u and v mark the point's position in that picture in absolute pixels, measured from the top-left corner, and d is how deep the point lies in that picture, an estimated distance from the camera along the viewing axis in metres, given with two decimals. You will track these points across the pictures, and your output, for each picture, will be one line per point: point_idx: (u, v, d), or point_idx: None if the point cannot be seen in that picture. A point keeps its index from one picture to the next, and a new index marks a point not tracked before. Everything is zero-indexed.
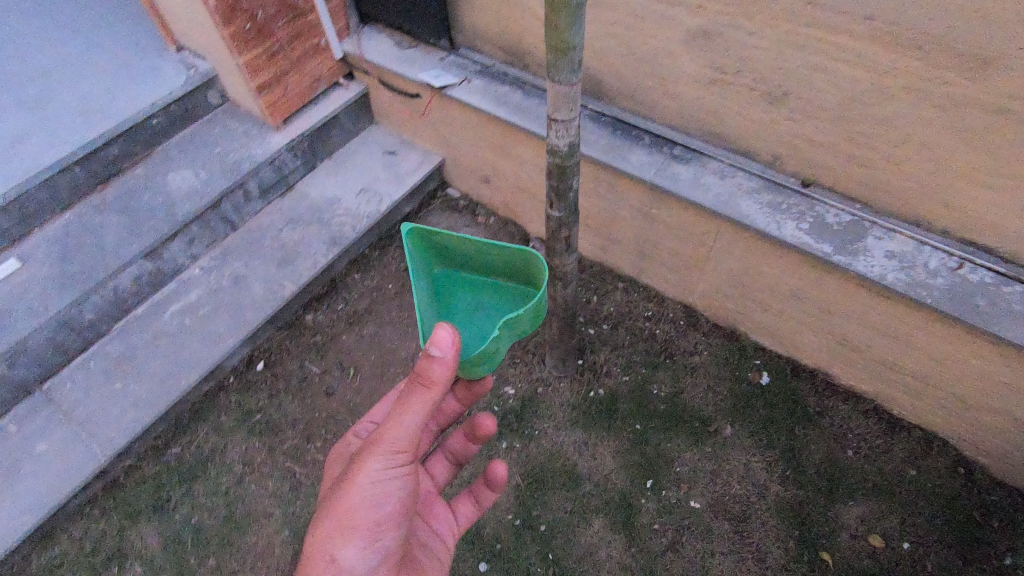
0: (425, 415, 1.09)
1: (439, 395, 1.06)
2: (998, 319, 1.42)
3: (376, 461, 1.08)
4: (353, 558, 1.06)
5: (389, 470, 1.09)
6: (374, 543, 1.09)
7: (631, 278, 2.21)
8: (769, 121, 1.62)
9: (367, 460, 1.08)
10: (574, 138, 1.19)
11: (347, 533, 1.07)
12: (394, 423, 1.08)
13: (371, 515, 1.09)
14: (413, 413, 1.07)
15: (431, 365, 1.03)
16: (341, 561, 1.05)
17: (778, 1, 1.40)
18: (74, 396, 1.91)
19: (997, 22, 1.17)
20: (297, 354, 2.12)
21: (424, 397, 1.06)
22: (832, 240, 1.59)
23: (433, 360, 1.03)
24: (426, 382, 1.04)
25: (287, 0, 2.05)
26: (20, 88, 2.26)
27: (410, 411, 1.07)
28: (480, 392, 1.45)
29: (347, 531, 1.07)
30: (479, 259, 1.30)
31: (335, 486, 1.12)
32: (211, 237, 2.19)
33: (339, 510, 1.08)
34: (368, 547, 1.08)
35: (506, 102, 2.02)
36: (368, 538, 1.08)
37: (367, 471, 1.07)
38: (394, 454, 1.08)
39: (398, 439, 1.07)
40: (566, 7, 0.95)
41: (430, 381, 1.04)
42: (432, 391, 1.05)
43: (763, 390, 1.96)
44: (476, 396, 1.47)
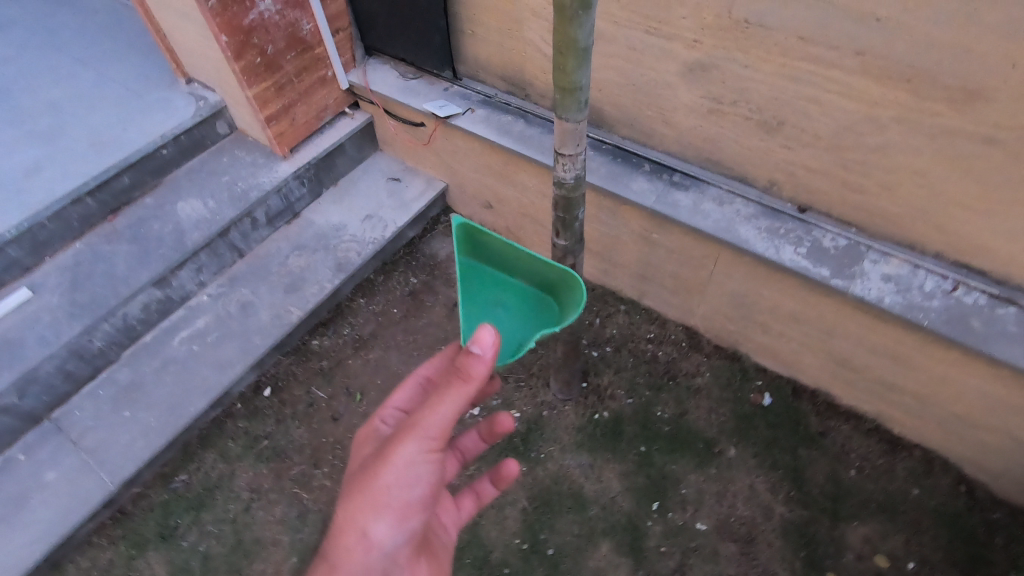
0: (464, 404, 1.04)
1: (478, 386, 1.02)
2: (994, 340, 1.46)
3: (411, 446, 1.03)
4: (382, 539, 1.03)
5: (422, 456, 1.04)
6: (403, 527, 1.05)
7: (633, 301, 2.25)
8: (765, 149, 1.68)
9: (401, 443, 1.03)
10: (580, 171, 1.23)
11: (378, 517, 1.03)
12: (431, 409, 1.02)
13: (401, 498, 1.04)
14: (453, 401, 1.02)
15: (472, 355, 1.00)
16: (371, 542, 1.02)
17: (771, 37, 1.45)
18: (83, 425, 1.92)
19: (981, 57, 1.22)
20: (304, 379, 2.14)
21: (464, 387, 1.02)
22: (829, 264, 1.63)
23: (476, 353, 1.00)
24: (466, 373, 1.01)
25: (296, 35, 2.11)
26: (32, 121, 2.31)
27: (450, 399, 1.02)
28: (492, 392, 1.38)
29: (377, 512, 1.02)
30: (507, 257, 1.28)
31: (364, 467, 1.07)
32: (219, 264, 2.23)
33: (369, 490, 1.03)
34: (397, 530, 1.04)
35: (509, 131, 2.08)
36: (398, 520, 1.04)
37: (400, 453, 1.03)
38: (429, 440, 1.03)
39: (435, 425, 1.02)
40: (573, 51, 1.00)
41: (471, 371, 1.01)
42: (471, 381, 1.01)
43: (765, 411, 1.98)
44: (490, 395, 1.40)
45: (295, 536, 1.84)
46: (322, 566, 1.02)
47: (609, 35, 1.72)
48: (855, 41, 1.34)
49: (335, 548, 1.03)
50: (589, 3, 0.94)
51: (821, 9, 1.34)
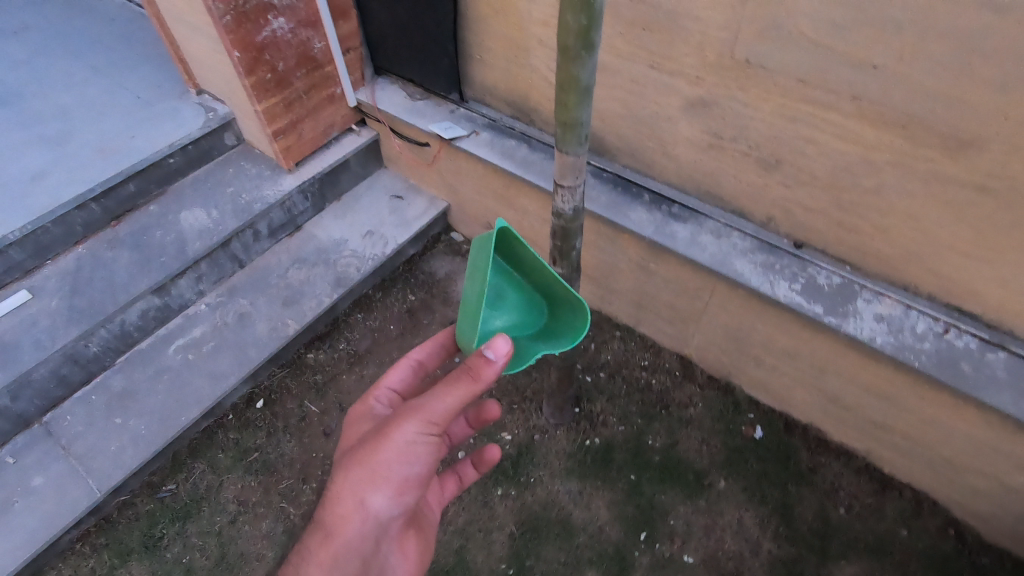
0: (466, 400, 1.09)
1: (483, 389, 1.06)
2: (984, 386, 1.47)
3: (412, 429, 1.09)
4: (379, 505, 1.14)
5: (422, 438, 1.11)
6: (398, 497, 1.15)
7: (628, 327, 2.26)
8: (763, 185, 1.70)
9: (403, 425, 1.10)
10: (579, 203, 1.25)
11: (377, 486, 1.12)
12: (435, 398, 1.08)
13: (399, 473, 1.13)
14: (456, 394, 1.07)
15: (485, 359, 1.02)
16: (369, 507, 1.13)
17: (771, 77, 1.48)
18: (74, 430, 1.92)
19: (974, 108, 1.25)
20: (297, 393, 2.15)
21: (469, 386, 1.05)
22: (822, 301, 1.65)
23: (488, 361, 1.02)
24: (474, 376, 1.04)
25: (307, 53, 2.16)
26: (43, 126, 2.34)
27: (453, 395, 1.07)
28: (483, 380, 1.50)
29: (376, 482, 1.12)
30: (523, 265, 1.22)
31: (366, 440, 1.15)
32: (219, 274, 2.25)
33: (369, 463, 1.11)
34: (393, 498, 1.15)
35: (512, 156, 2.11)
36: (394, 490, 1.14)
37: (402, 434, 1.10)
38: (430, 426, 1.10)
39: (436, 414, 1.08)
40: (575, 89, 1.02)
41: (480, 376, 1.03)
42: (476, 384, 1.05)
43: (757, 444, 1.99)
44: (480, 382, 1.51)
45: (279, 552, 1.83)
46: (323, 520, 1.13)
47: (614, 67, 1.76)
48: (852, 86, 1.37)
49: (335, 510, 1.12)
50: (593, 44, 0.96)
51: (820, 54, 1.37)
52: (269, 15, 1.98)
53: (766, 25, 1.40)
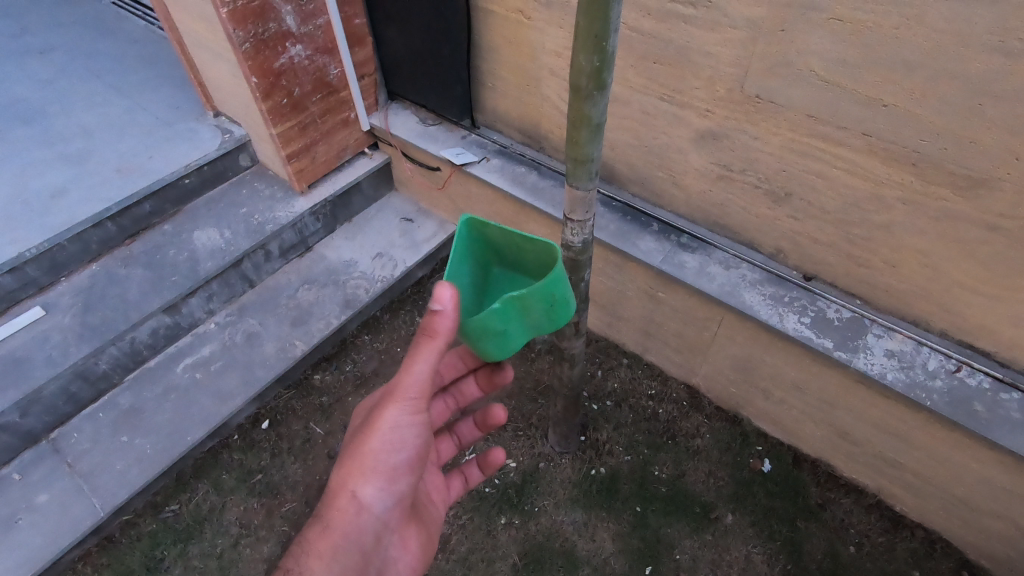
0: (434, 367, 1.08)
1: (443, 345, 1.04)
2: (997, 427, 1.45)
3: (395, 408, 1.11)
4: (373, 493, 1.13)
5: (404, 418, 1.12)
6: (391, 483, 1.15)
7: (635, 355, 2.25)
8: (772, 217, 1.71)
9: (387, 408, 1.11)
10: (588, 236, 1.26)
11: (367, 475, 1.12)
12: (406, 372, 1.08)
13: (388, 458, 1.13)
14: (426, 362, 1.07)
15: (434, 315, 1.00)
16: (361, 497, 1.12)
17: (782, 112, 1.49)
18: (80, 447, 1.93)
19: (985, 148, 1.25)
20: (302, 414, 2.15)
21: (434, 353, 1.05)
22: (833, 335, 1.64)
23: (436, 314, 1.01)
24: (430, 332, 1.03)
25: (323, 79, 2.20)
26: (63, 144, 2.39)
27: (419, 362, 1.06)
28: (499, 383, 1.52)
29: (368, 469, 1.12)
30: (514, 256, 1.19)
31: (357, 431, 1.17)
32: (229, 293, 2.26)
33: (360, 449, 1.13)
34: (386, 487, 1.15)
35: (522, 183, 2.12)
36: (386, 479, 1.14)
37: (387, 416, 1.11)
38: (409, 401, 1.11)
39: (411, 388, 1.09)
40: (586, 126, 1.03)
41: (436, 335, 1.03)
42: (436, 341, 1.04)
43: (764, 478, 1.96)
44: (494, 385, 1.54)
45: None
46: (320, 517, 1.12)
47: (624, 98, 1.78)
48: (862, 123, 1.38)
49: (331, 503, 1.12)
50: (604, 83, 0.97)
51: (831, 91, 1.38)
52: (288, 43, 2.02)
53: (776, 62, 1.42)
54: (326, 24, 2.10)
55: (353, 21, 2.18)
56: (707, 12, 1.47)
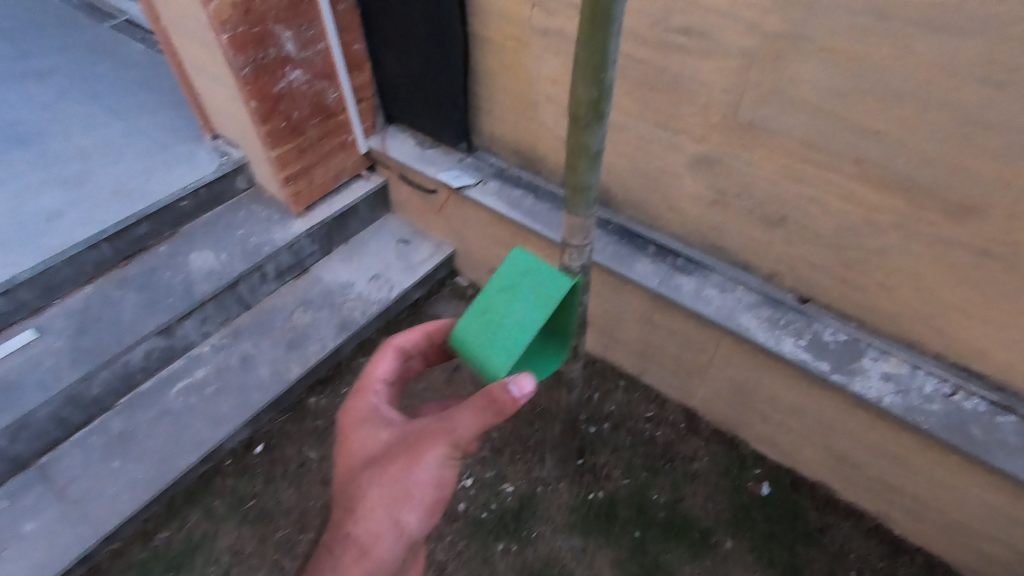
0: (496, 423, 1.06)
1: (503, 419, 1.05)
2: (995, 450, 1.45)
3: (440, 452, 1.05)
4: (412, 525, 1.10)
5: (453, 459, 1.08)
6: (427, 513, 1.12)
7: (632, 377, 2.25)
8: (767, 241, 1.73)
9: (431, 450, 1.05)
10: (586, 261, 1.27)
11: (408, 508, 1.08)
12: (461, 423, 1.04)
13: (431, 496, 1.10)
14: (482, 416, 1.04)
15: (509, 397, 1.01)
16: (401, 528, 1.09)
17: (775, 138, 1.52)
18: (70, 473, 1.90)
19: (974, 175, 1.28)
20: (297, 438, 2.12)
21: (494, 418, 1.04)
22: (829, 359, 1.64)
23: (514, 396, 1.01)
24: (498, 409, 1.02)
25: (322, 103, 2.22)
26: (60, 167, 2.39)
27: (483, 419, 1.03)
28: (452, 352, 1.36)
29: (408, 504, 1.08)
30: None
31: (390, 456, 1.10)
32: (224, 315, 2.25)
33: (399, 483, 1.07)
34: (423, 518, 1.12)
35: (519, 206, 2.14)
36: (425, 513, 1.11)
37: (431, 457, 1.05)
38: (458, 448, 1.06)
39: (469, 438, 1.05)
40: (585, 155, 1.05)
41: (503, 410, 1.02)
42: (497, 417, 1.04)
43: (763, 502, 1.95)
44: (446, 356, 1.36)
45: None
46: (352, 541, 1.08)
47: (620, 124, 1.80)
48: (854, 150, 1.40)
49: (366, 530, 1.07)
50: (603, 114, 0.99)
51: (822, 119, 1.41)
52: (287, 68, 2.05)
53: (769, 90, 1.45)
54: (326, 49, 2.13)
55: (352, 47, 2.21)
56: (700, 42, 1.50)
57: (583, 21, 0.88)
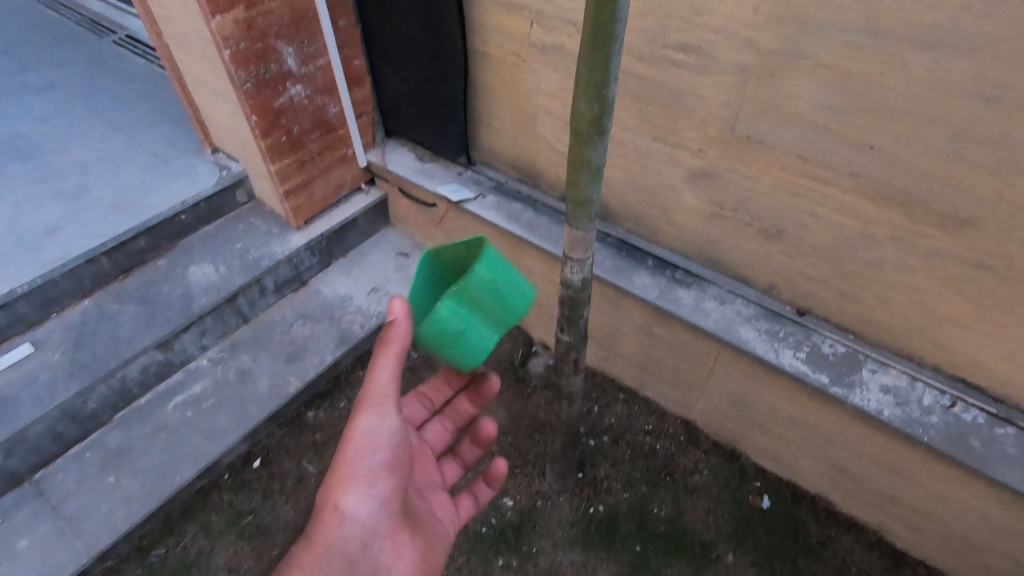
0: (398, 369, 1.14)
1: (403, 349, 1.12)
2: (995, 462, 1.45)
3: (367, 416, 1.16)
4: (357, 504, 1.14)
5: (376, 422, 1.16)
6: (372, 489, 1.16)
7: (632, 390, 2.25)
8: (765, 254, 1.74)
9: (359, 415, 1.16)
10: (587, 274, 1.28)
11: (348, 481, 1.15)
12: (373, 380, 1.15)
13: (365, 462, 1.16)
14: (389, 367, 1.13)
15: (390, 324, 1.11)
16: (344, 505, 1.14)
17: (772, 153, 1.54)
18: (65, 489, 1.88)
19: (969, 189, 1.29)
20: (295, 452, 2.11)
21: (395, 353, 1.12)
22: (828, 371, 1.65)
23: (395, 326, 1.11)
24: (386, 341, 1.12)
25: (322, 117, 2.24)
26: (60, 180, 2.40)
27: (381, 368, 1.13)
28: (488, 395, 1.55)
29: (348, 477, 1.15)
30: None
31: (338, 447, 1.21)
32: (222, 329, 2.25)
33: (340, 461, 1.16)
34: (367, 492, 1.16)
35: (518, 219, 2.15)
36: (366, 484, 1.16)
37: (359, 422, 1.16)
38: (382, 409, 1.16)
39: (379, 393, 1.15)
40: (586, 169, 1.06)
41: (389, 339, 1.12)
42: (391, 348, 1.12)
43: (764, 515, 1.94)
44: (486, 400, 1.57)
45: None
46: (308, 534, 1.14)
47: (619, 138, 1.82)
48: (850, 165, 1.42)
49: (318, 517, 1.15)
50: (605, 129, 1.00)
51: (819, 134, 1.43)
52: (288, 83, 2.06)
53: (766, 106, 1.47)
54: (326, 65, 2.15)
55: (352, 63, 2.23)
56: (697, 58, 1.52)
57: (586, 39, 0.90)
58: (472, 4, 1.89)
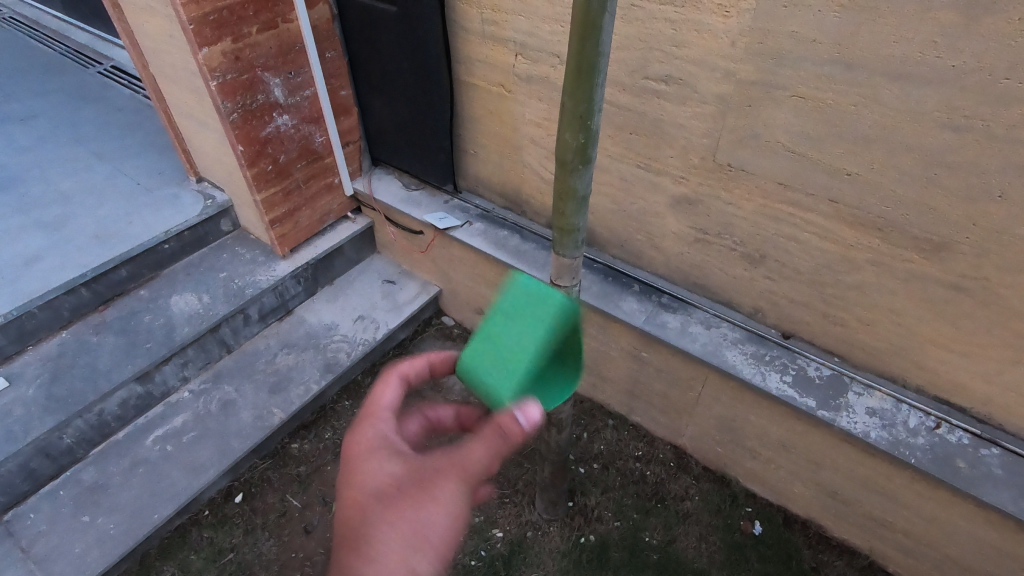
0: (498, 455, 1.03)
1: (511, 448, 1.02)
2: (982, 483, 1.46)
3: (452, 484, 1.00)
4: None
5: (459, 497, 1.01)
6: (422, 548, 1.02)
7: (621, 416, 2.24)
8: (749, 278, 1.76)
9: (447, 482, 1.00)
10: (574, 300, 1.28)
11: (416, 549, 0.98)
12: (471, 462, 1.00)
13: (440, 533, 0.99)
14: (486, 449, 1.01)
15: (519, 425, 0.99)
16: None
17: (752, 179, 1.57)
18: (36, 530, 1.80)
19: (944, 214, 1.33)
20: (278, 486, 2.06)
21: (503, 446, 1.01)
22: (815, 394, 1.66)
23: (533, 422, 1.00)
24: (503, 436, 1.00)
25: (308, 147, 2.25)
26: (40, 210, 2.37)
27: (484, 450, 1.01)
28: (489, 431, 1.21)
29: (418, 544, 0.98)
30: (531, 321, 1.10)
31: (395, 501, 1.00)
32: (205, 359, 2.21)
33: (406, 521, 0.98)
34: (433, 567, 0.99)
35: (505, 246, 2.15)
36: (434, 559, 0.99)
37: (444, 488, 0.99)
38: (469, 484, 1.02)
39: (474, 470, 1.01)
40: (572, 198, 1.07)
41: (511, 438, 1.00)
42: (503, 444, 1.01)
43: (756, 541, 1.93)
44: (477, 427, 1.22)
45: None
46: None
47: (604, 166, 1.85)
48: (829, 191, 1.46)
49: None
50: (590, 159, 1.02)
51: (797, 162, 1.47)
52: (275, 113, 2.08)
53: (746, 135, 1.51)
54: (314, 95, 2.17)
55: (339, 93, 2.26)
56: (678, 88, 1.56)
57: (570, 71, 0.92)
58: (457, 36, 1.93)
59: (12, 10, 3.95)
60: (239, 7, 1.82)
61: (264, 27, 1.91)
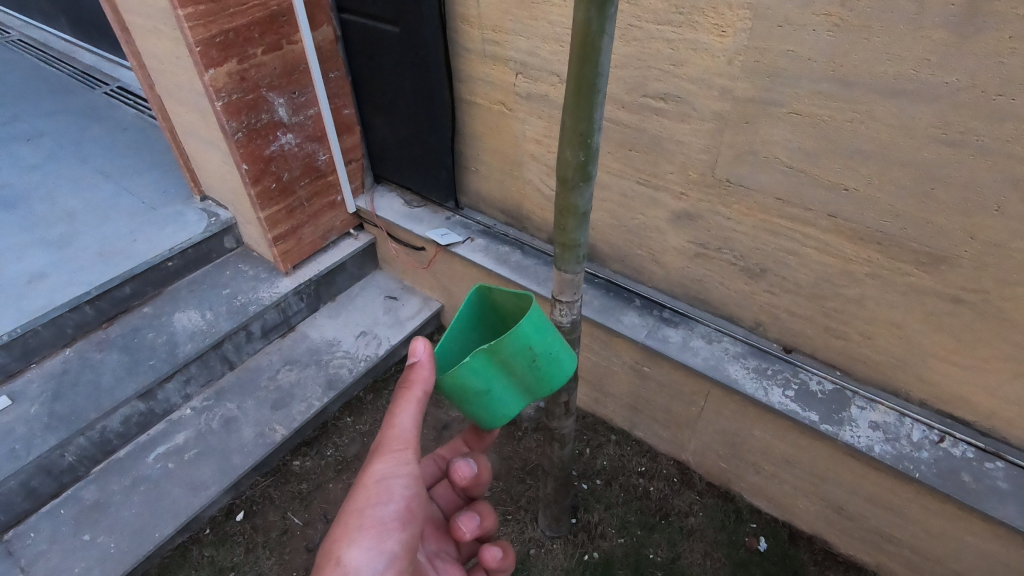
0: (419, 414, 1.05)
1: (426, 391, 1.04)
2: (988, 497, 1.45)
3: (383, 460, 1.05)
4: (359, 555, 0.99)
5: (394, 470, 1.06)
6: (380, 546, 1.02)
7: (623, 431, 2.24)
8: (749, 292, 1.77)
9: (373, 460, 1.06)
10: (576, 316, 1.29)
11: (353, 530, 1.02)
12: (391, 423, 1.06)
13: (376, 511, 1.03)
14: (409, 411, 1.05)
15: (412, 366, 1.03)
16: (346, 561, 0.98)
17: (751, 195, 1.59)
18: (36, 549, 1.79)
19: (942, 229, 1.34)
20: (280, 503, 2.06)
21: (417, 392, 1.03)
22: (818, 408, 1.66)
23: (419, 348, 1.02)
24: (408, 384, 1.03)
25: (312, 165, 2.28)
26: (45, 229, 2.39)
27: (402, 413, 1.05)
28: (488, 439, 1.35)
29: (355, 527, 1.02)
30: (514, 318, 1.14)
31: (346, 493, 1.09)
32: (207, 376, 2.21)
33: (348, 508, 1.04)
34: (375, 547, 1.01)
35: (507, 261, 2.16)
36: (375, 537, 1.02)
37: (376, 466, 1.05)
38: (396, 454, 1.06)
39: (397, 438, 1.06)
40: (573, 214, 1.08)
41: (414, 381, 1.03)
42: (414, 391, 1.03)
43: (761, 557, 1.91)
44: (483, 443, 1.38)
45: None
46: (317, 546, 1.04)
47: (604, 182, 1.88)
48: (827, 206, 1.47)
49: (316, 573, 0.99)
50: (590, 176, 1.03)
51: (795, 177, 1.49)
52: (279, 132, 2.10)
53: (744, 151, 1.53)
54: (317, 114, 2.20)
55: (342, 111, 2.29)
56: (676, 106, 1.58)
57: (570, 92, 0.94)
58: (458, 56, 1.96)
59: (21, 33, 4.02)
60: (245, 29, 1.85)
61: (270, 48, 1.94)
